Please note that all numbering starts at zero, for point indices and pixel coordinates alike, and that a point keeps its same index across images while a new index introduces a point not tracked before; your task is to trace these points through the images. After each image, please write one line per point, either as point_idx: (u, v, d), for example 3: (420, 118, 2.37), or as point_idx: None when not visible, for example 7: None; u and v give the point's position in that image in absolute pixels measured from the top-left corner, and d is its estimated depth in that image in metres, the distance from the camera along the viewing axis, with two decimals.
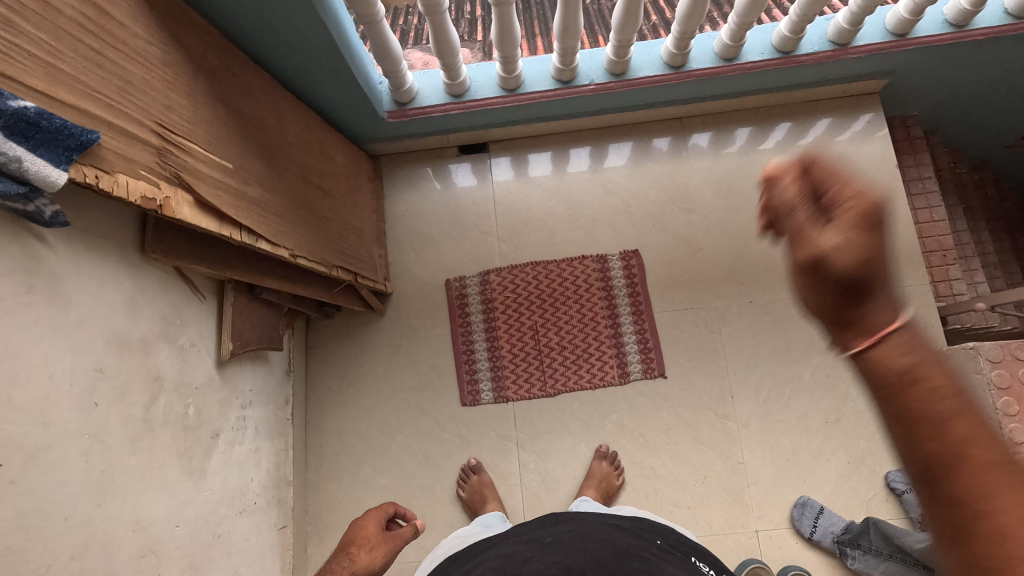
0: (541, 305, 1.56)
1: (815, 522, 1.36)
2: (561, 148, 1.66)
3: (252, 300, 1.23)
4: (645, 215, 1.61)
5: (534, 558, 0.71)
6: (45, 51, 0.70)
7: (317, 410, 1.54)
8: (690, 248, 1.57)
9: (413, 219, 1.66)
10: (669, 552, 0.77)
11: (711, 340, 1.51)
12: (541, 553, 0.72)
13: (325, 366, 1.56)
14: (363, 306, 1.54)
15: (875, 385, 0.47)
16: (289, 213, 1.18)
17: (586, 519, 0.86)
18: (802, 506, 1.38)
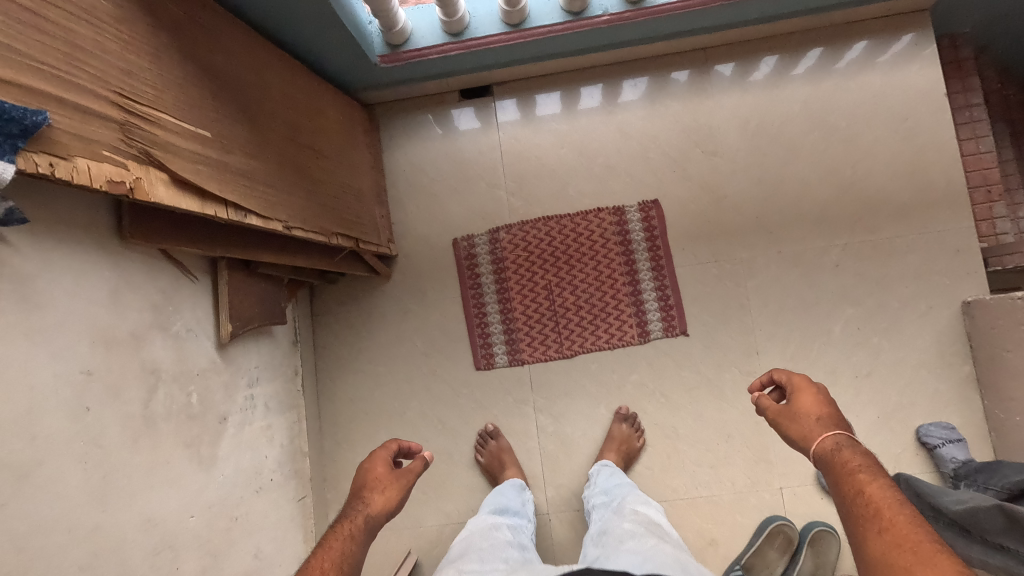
0: (555, 263, 1.47)
1: None
2: (572, 87, 1.51)
3: (249, 275, 1.15)
4: (666, 161, 1.48)
5: None
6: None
7: (327, 379, 1.50)
8: (714, 195, 1.46)
9: (415, 174, 1.54)
10: None
11: (736, 295, 1.43)
12: None
13: (333, 333, 1.51)
14: (368, 270, 1.46)
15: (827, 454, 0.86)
16: (280, 180, 1.08)
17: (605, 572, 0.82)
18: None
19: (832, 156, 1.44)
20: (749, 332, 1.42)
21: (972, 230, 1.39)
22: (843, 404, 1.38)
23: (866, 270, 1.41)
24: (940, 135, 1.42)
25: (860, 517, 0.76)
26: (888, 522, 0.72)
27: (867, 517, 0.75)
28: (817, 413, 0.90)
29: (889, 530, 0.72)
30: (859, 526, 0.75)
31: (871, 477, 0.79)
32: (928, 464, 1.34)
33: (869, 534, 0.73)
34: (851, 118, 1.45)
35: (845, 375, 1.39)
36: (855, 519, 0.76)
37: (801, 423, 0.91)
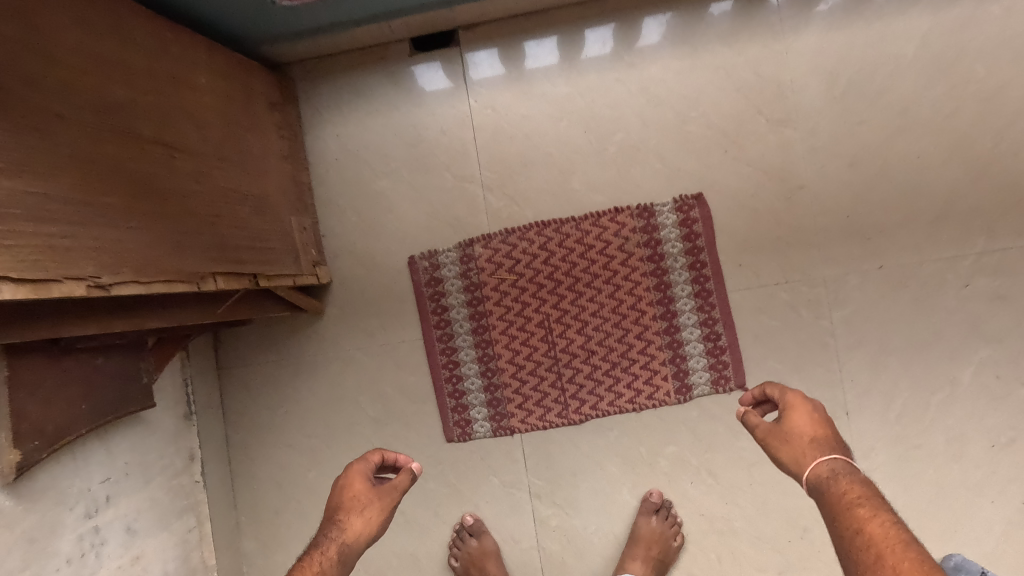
0: (554, 289, 1.03)
1: None
2: (573, 29, 1.03)
3: (64, 356, 0.73)
4: (714, 135, 1.01)
5: None
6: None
7: (245, 454, 1.10)
8: (785, 186, 1.00)
9: (352, 164, 1.08)
10: None
11: (816, 331, 0.99)
12: None
13: (249, 392, 1.09)
14: (286, 307, 1.03)
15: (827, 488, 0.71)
16: (80, 206, 0.63)
17: None
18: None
19: (962, 121, 0.97)
20: (835, 385, 0.99)
21: None
22: (970, 485, 0.97)
23: (1010, 292, 0.96)
24: None
25: (860, 562, 0.62)
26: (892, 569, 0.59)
27: (866, 563, 0.62)
28: (812, 432, 0.76)
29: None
30: None
31: (873, 512, 0.66)
32: None
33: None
34: (993, 62, 0.96)
35: (975, 444, 0.96)
36: (857, 563, 0.63)
37: (795, 443, 0.76)
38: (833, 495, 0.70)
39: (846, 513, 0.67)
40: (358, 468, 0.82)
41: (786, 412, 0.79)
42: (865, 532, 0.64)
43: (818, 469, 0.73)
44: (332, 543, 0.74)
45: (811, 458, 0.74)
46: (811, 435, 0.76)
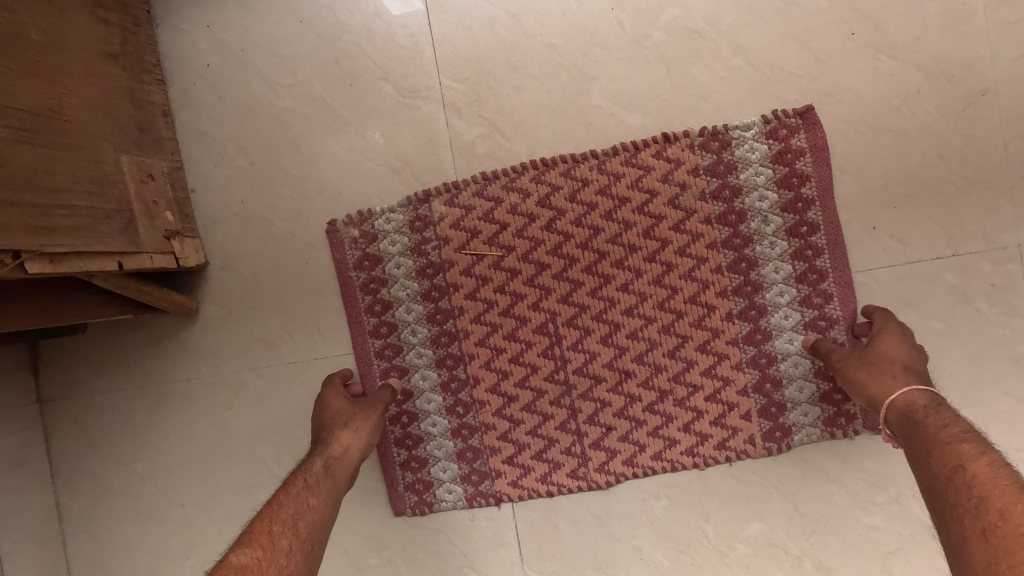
0: (564, 272, 0.63)
1: None
2: None
3: None
4: (833, 7, 0.60)
5: None
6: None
7: (85, 533, 0.70)
8: (953, 91, 0.59)
9: (234, 73, 0.67)
10: None
11: (1004, 338, 0.59)
12: None
13: (90, 436, 0.70)
14: (121, 307, 0.62)
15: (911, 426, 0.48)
16: None
17: None
18: None
19: None
20: None
21: None
22: None
23: None
24: None
25: (957, 510, 0.40)
26: (1002, 514, 0.37)
27: (964, 510, 0.39)
28: (905, 358, 0.53)
29: (1004, 529, 0.36)
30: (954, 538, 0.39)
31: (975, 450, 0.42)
32: None
33: (964, 532, 0.38)
34: None
35: None
36: (952, 514, 0.40)
37: (883, 368, 0.53)
38: (923, 430, 0.46)
39: (941, 449, 0.44)
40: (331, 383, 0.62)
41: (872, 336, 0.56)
42: (967, 471, 0.41)
43: (908, 397, 0.49)
44: (318, 458, 0.55)
45: (900, 385, 0.51)
46: (905, 360, 0.53)
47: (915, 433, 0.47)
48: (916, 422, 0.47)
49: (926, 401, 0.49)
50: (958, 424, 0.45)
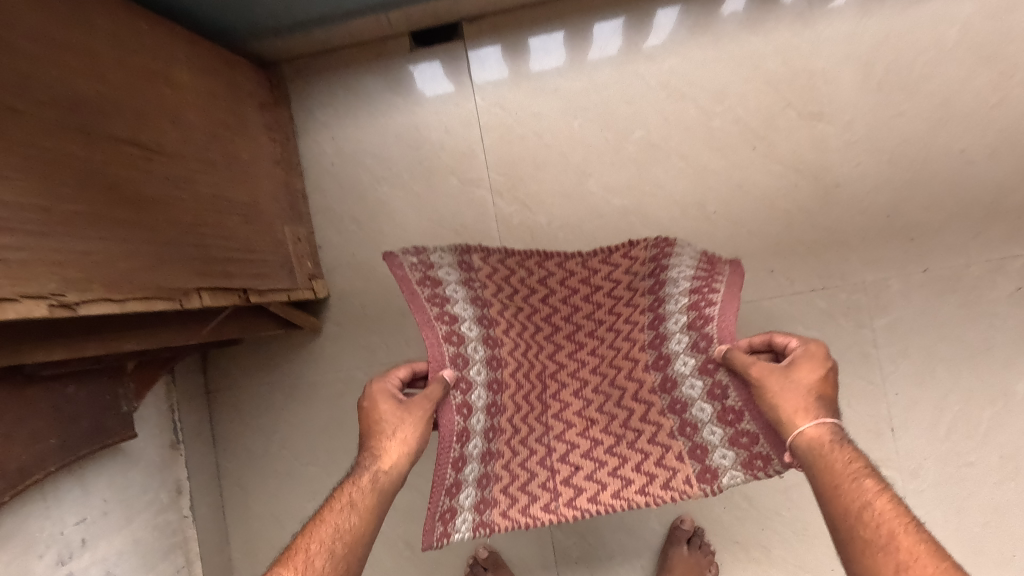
0: (552, 336, 0.83)
1: None
2: (581, 16, 0.96)
3: (28, 386, 0.64)
4: (741, 131, 0.94)
5: None
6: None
7: (237, 486, 1.01)
8: (819, 182, 0.92)
9: (349, 167, 1.00)
10: None
11: (857, 341, 0.91)
12: None
13: (241, 418, 1.01)
14: (282, 325, 0.95)
15: (819, 458, 0.60)
16: (37, 214, 0.55)
17: None
18: None
19: (1010, 110, 0.90)
20: (878, 398, 0.91)
21: None
22: None
23: None
24: None
25: (869, 543, 0.52)
26: (908, 552, 0.50)
27: (874, 543, 0.52)
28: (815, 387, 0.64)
29: (910, 563, 0.49)
30: (864, 562, 0.52)
31: (876, 488, 0.55)
32: None
33: (875, 564, 0.51)
34: None
35: None
36: (862, 543, 0.53)
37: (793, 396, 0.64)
38: (831, 464, 0.59)
39: (850, 485, 0.56)
40: (387, 387, 0.74)
41: (789, 365, 0.66)
42: (876, 508, 0.54)
43: (816, 431, 0.62)
44: (365, 474, 0.67)
45: (810, 418, 0.63)
46: (815, 387, 0.64)
47: (825, 465, 0.59)
48: (827, 461, 0.59)
49: (831, 434, 0.61)
50: (856, 460, 0.59)
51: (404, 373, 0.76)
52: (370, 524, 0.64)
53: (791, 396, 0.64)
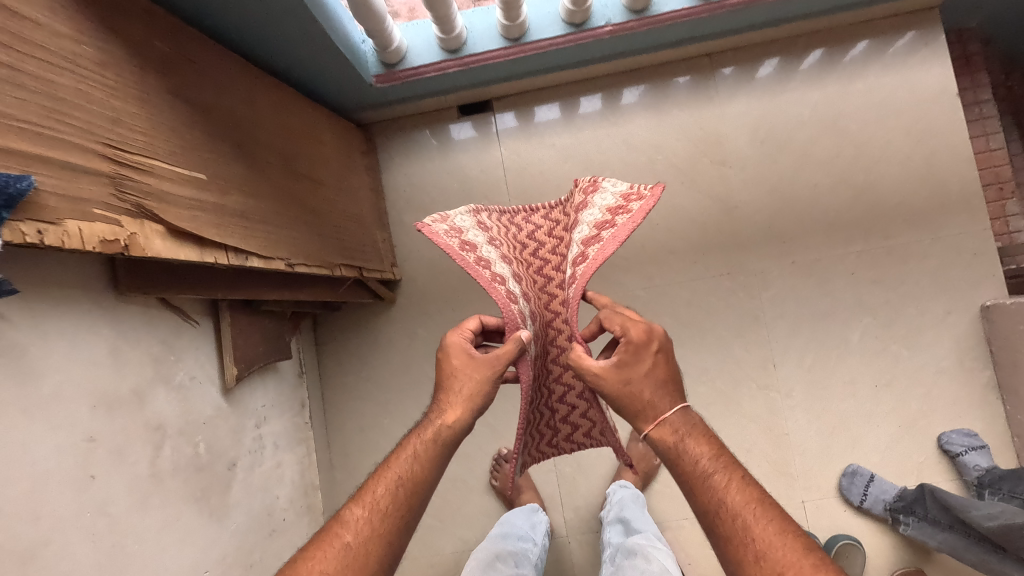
0: (546, 286, 0.96)
1: (865, 491, 1.31)
2: (571, 98, 1.48)
3: (251, 313, 1.12)
4: (674, 171, 1.44)
5: None
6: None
7: (335, 408, 1.48)
8: (725, 205, 1.42)
9: (415, 193, 1.51)
10: None
11: (751, 307, 1.40)
12: None
13: (339, 362, 1.49)
14: (372, 296, 1.43)
15: (674, 457, 0.78)
16: (279, 216, 1.03)
17: None
18: (853, 476, 1.33)
19: (845, 159, 1.40)
20: (764, 345, 1.39)
21: (990, 232, 1.36)
22: (863, 414, 1.36)
23: (882, 278, 1.38)
24: (954, 136, 1.38)
25: (726, 526, 0.73)
26: (751, 530, 0.71)
27: (729, 524, 0.73)
28: (648, 382, 0.80)
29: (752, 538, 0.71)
30: (726, 541, 0.73)
31: (721, 476, 0.75)
32: (951, 473, 1.32)
33: (734, 542, 0.72)
34: (861, 121, 1.41)
35: (863, 384, 1.36)
36: (724, 527, 0.73)
37: (634, 393, 0.80)
38: (683, 464, 0.77)
39: (703, 480, 0.76)
40: (457, 344, 0.82)
41: (622, 362, 0.80)
42: (724, 496, 0.74)
43: (665, 436, 0.79)
44: (430, 426, 0.79)
45: (657, 419, 0.79)
46: (641, 376, 0.80)
47: (680, 465, 0.78)
48: (685, 452, 0.78)
49: (676, 433, 0.79)
50: (698, 453, 0.77)
51: (472, 325, 0.86)
52: (431, 470, 0.76)
53: (628, 394, 0.80)
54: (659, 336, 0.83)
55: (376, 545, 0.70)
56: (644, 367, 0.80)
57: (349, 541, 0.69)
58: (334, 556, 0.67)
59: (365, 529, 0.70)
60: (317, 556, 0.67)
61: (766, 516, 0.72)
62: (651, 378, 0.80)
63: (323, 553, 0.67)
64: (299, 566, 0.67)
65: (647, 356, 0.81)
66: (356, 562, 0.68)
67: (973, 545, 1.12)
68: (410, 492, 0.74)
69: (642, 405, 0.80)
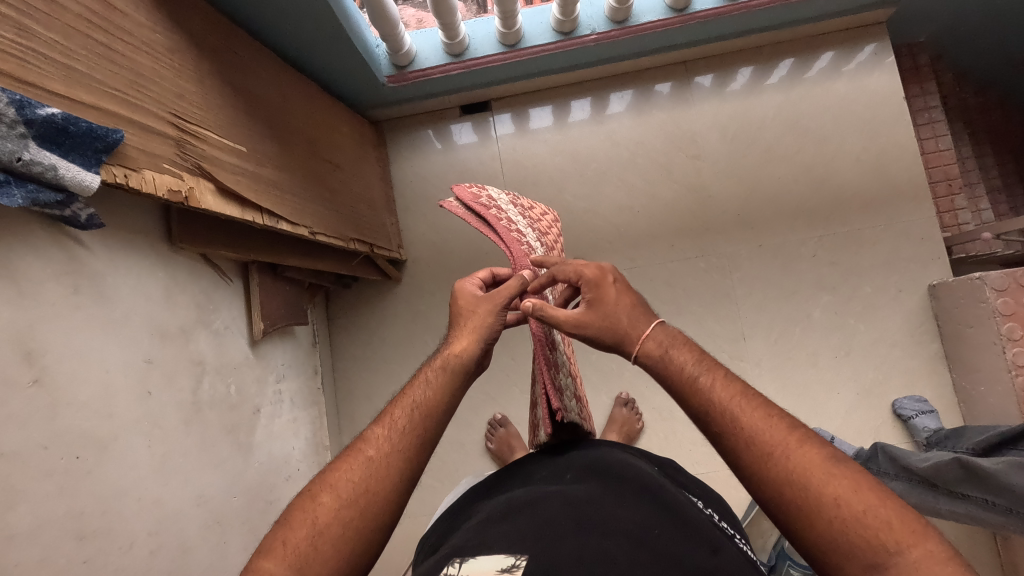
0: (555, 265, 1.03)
1: None
2: (561, 100, 1.65)
3: (276, 278, 1.27)
4: (653, 166, 1.61)
5: (599, 503, 0.67)
6: (13, 29, 0.64)
7: (344, 377, 1.62)
8: (699, 194, 1.59)
9: (420, 184, 1.67)
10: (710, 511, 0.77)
11: (723, 286, 1.56)
12: (602, 497, 0.68)
13: (348, 335, 1.63)
14: (379, 274, 1.58)
15: (658, 371, 0.76)
16: (304, 191, 1.18)
17: (605, 447, 0.86)
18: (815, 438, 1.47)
19: (805, 155, 1.58)
20: (735, 320, 1.54)
21: (935, 220, 1.52)
22: (824, 382, 1.50)
23: (840, 259, 1.54)
24: (902, 134, 1.56)
25: (718, 425, 0.70)
26: (741, 423, 0.69)
27: (720, 422, 0.70)
28: (624, 308, 0.80)
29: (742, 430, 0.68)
30: (722, 443, 0.70)
31: (706, 377, 0.73)
32: (905, 435, 1.45)
33: (728, 439, 0.69)
34: (820, 121, 1.58)
35: (824, 355, 1.51)
36: (717, 428, 0.70)
37: (613, 325, 0.79)
38: (670, 370, 0.75)
39: (688, 383, 0.74)
40: (466, 288, 0.86)
41: (593, 302, 0.80)
42: (714, 393, 0.72)
43: (647, 350, 0.77)
44: (439, 355, 0.79)
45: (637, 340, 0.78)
46: (617, 307, 0.80)
47: (667, 374, 0.75)
48: (671, 361, 0.76)
49: (658, 350, 0.77)
50: (682, 360, 0.76)
51: (482, 275, 0.90)
52: (444, 393, 0.76)
53: (605, 329, 0.79)
54: (614, 271, 0.84)
55: (397, 458, 0.70)
56: (617, 299, 0.81)
57: (371, 455, 0.69)
58: (358, 466, 0.68)
59: (385, 445, 0.70)
60: (343, 467, 0.69)
61: (754, 402, 0.71)
62: (626, 309, 0.80)
63: (348, 464, 0.69)
64: (327, 476, 0.68)
65: (611, 289, 0.81)
66: (381, 473, 0.68)
67: (916, 488, 1.23)
68: (426, 413, 0.73)
69: (621, 330, 0.78)
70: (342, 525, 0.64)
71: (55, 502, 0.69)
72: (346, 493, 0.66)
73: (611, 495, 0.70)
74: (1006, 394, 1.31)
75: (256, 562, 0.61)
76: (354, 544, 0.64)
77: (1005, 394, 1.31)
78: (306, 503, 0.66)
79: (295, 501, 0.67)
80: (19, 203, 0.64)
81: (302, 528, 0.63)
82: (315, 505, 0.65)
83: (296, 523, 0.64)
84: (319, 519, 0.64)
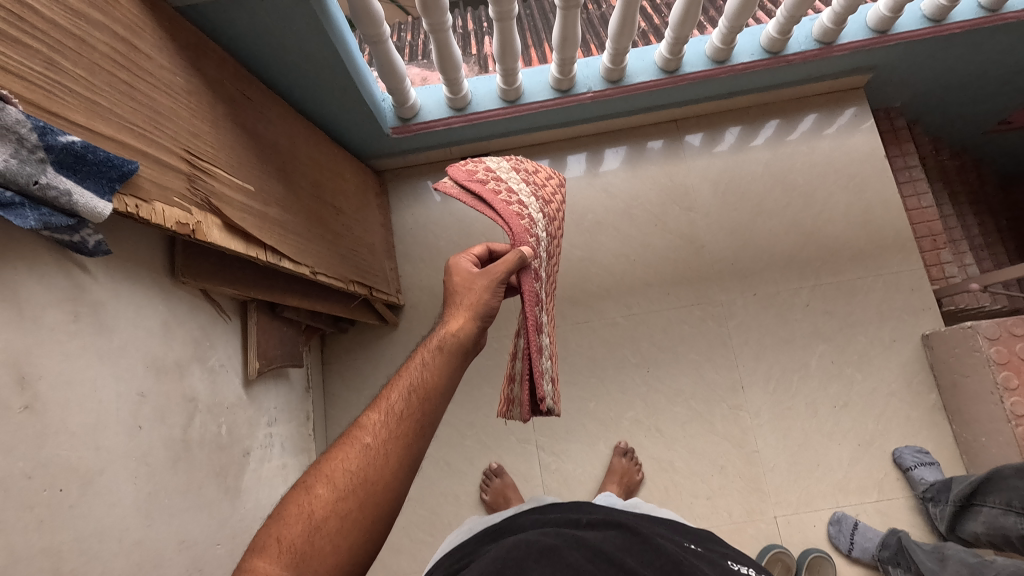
0: (554, 234, 1.04)
1: (851, 539, 1.37)
2: (560, 154, 1.72)
3: (274, 318, 1.26)
4: (648, 218, 1.66)
5: (620, 557, 0.69)
6: (43, 62, 0.67)
7: (336, 423, 1.58)
8: (693, 244, 1.63)
9: (420, 231, 1.70)
10: (705, 559, 0.81)
11: (720, 334, 1.57)
12: (620, 553, 0.70)
13: (343, 379, 1.61)
14: (376, 318, 1.57)
15: None
16: (306, 230, 1.19)
17: (611, 511, 0.88)
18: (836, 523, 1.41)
19: (794, 209, 1.63)
20: (732, 370, 1.54)
21: (923, 272, 1.56)
22: (825, 433, 1.49)
23: (834, 309, 1.56)
24: (886, 192, 1.62)
25: None
26: None
27: None
28: None
29: None
30: None
31: None
32: (909, 488, 1.42)
33: None
34: (807, 176, 1.65)
35: (824, 406, 1.50)
36: None
37: None
38: None
39: None
40: (461, 265, 0.85)
41: None
42: None
43: None
44: (435, 336, 0.77)
45: None
46: None
47: None
48: None
49: None
50: None
51: (478, 250, 0.91)
52: (442, 377, 0.74)
53: None
54: None
55: (396, 446, 0.67)
56: None
57: (368, 443, 0.67)
58: (355, 455, 0.66)
59: (383, 431, 0.68)
60: (339, 457, 0.66)
61: None
62: None
63: (344, 453, 0.66)
64: (322, 467, 0.65)
65: None
66: (379, 460, 0.66)
67: None
68: (423, 397, 0.71)
69: None
70: (340, 518, 0.62)
71: (31, 537, 0.65)
72: (343, 484, 0.64)
73: (628, 551, 0.72)
74: (1007, 445, 1.29)
75: (249, 560, 0.58)
76: (354, 536, 0.62)
77: (1006, 444, 1.29)
78: (300, 496, 0.63)
79: (289, 494, 0.64)
80: (31, 225, 0.64)
81: (297, 523, 0.61)
82: (310, 497, 0.63)
83: (291, 517, 0.61)
84: (316, 512, 0.62)
